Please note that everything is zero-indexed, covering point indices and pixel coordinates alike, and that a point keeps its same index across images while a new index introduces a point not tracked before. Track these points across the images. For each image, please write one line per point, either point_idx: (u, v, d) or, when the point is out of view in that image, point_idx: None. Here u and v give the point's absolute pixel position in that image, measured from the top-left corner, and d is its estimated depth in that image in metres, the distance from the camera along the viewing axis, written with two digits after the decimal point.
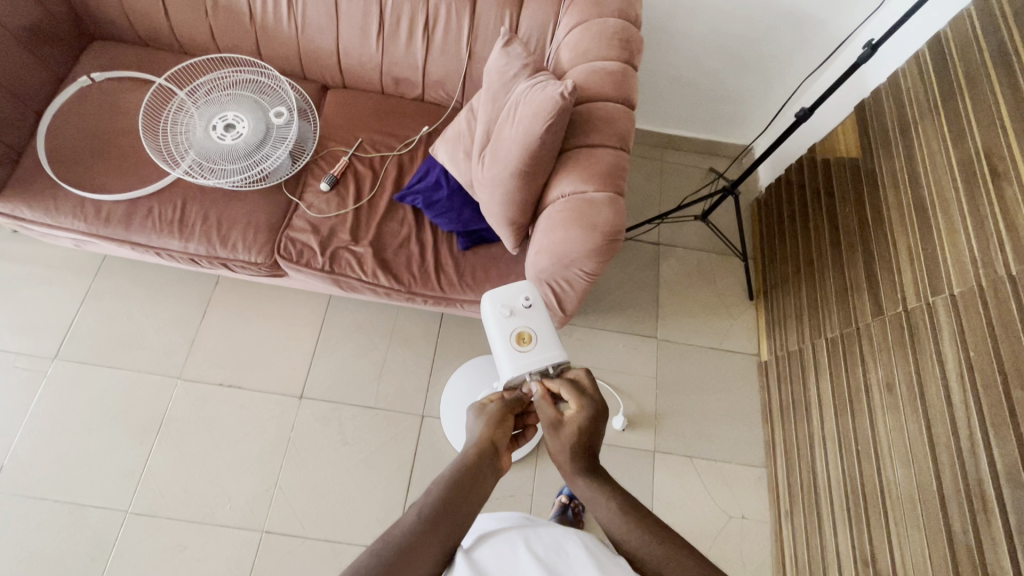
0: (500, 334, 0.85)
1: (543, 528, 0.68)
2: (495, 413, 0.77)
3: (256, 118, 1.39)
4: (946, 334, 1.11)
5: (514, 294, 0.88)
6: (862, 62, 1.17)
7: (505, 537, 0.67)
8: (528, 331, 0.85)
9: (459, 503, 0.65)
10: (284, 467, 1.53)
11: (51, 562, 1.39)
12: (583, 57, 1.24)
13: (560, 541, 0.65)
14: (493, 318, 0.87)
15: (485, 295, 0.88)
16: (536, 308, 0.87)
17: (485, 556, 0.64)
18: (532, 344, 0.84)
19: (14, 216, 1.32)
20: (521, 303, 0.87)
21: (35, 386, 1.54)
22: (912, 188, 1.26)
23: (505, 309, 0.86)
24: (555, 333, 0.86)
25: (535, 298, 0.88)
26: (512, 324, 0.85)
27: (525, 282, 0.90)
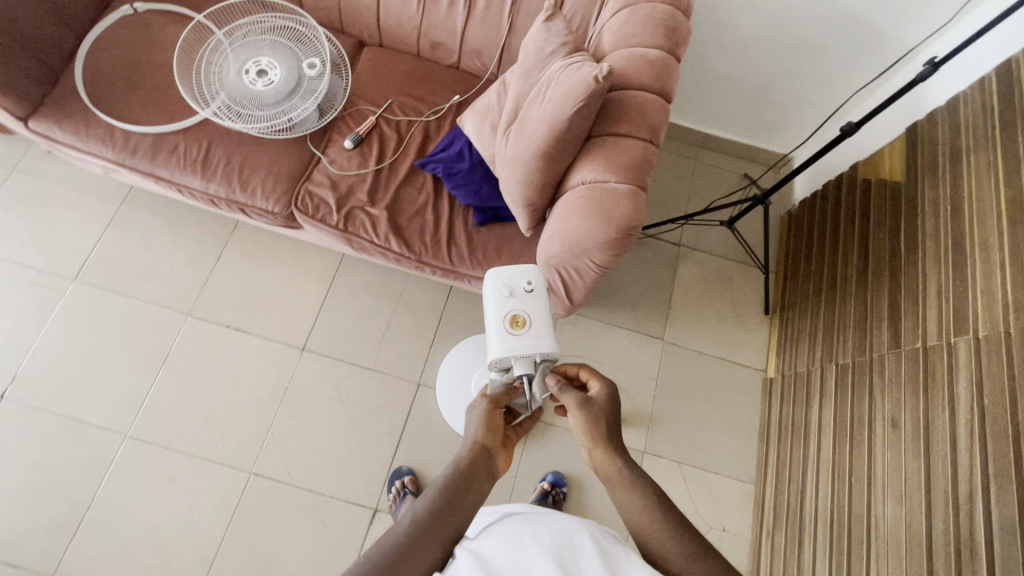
0: (496, 313, 0.83)
1: (549, 517, 0.66)
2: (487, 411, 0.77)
3: (289, 67, 1.38)
4: (963, 378, 1.06)
5: (517, 275, 0.86)
6: (919, 80, 1.09)
7: (509, 526, 0.65)
8: (523, 316, 0.84)
9: (454, 504, 0.64)
10: (279, 415, 1.57)
11: (52, 472, 1.46)
12: (624, 41, 1.19)
13: (568, 534, 0.62)
14: (492, 297, 0.85)
15: (489, 271, 0.86)
16: (537, 294, 0.86)
17: (492, 550, 0.62)
18: (525, 329, 0.83)
19: (46, 136, 1.34)
20: (523, 286, 0.86)
21: (53, 303, 1.60)
22: (953, 221, 1.19)
23: (506, 289, 0.85)
24: (551, 322, 0.85)
25: (538, 284, 0.87)
26: (510, 306, 0.84)
27: (530, 266, 0.88)
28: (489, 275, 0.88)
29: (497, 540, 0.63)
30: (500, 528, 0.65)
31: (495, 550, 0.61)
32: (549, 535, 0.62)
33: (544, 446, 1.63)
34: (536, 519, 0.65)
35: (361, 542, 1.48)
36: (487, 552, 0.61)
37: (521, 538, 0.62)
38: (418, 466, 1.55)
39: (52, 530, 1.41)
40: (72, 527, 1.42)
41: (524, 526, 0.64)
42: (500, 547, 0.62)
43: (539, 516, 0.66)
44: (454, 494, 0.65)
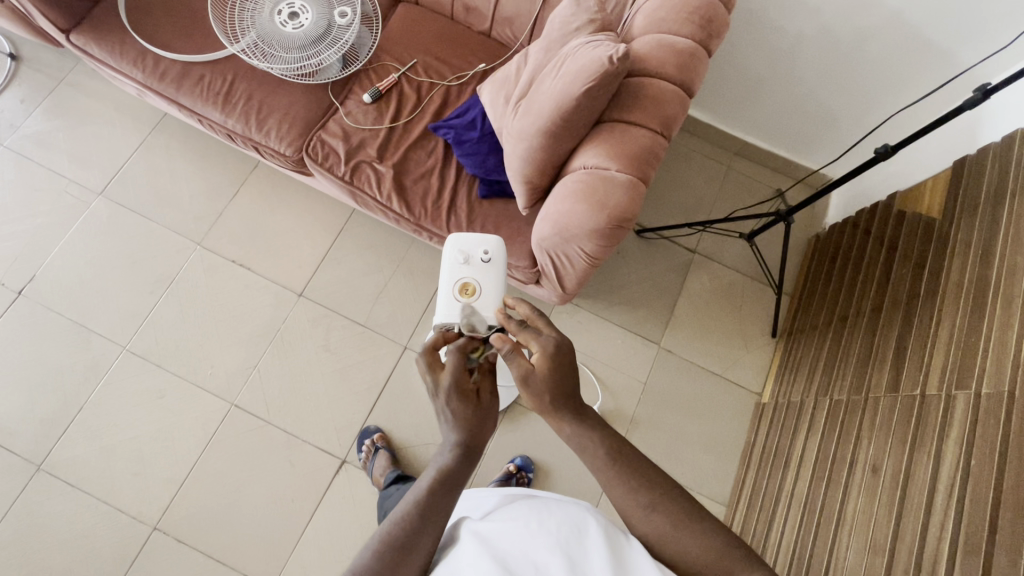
0: (448, 279, 0.88)
1: (556, 503, 0.68)
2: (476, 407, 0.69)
3: (320, 13, 1.37)
4: (954, 434, 0.99)
5: (475, 245, 0.90)
6: (967, 108, 1.00)
7: (518, 512, 0.68)
8: (473, 284, 0.87)
9: (437, 503, 0.63)
10: (268, 353, 1.61)
11: (54, 370, 1.55)
12: (654, 26, 1.13)
13: (573, 517, 0.65)
14: (449, 262, 0.89)
15: (449, 237, 0.91)
16: (493, 264, 0.89)
17: (496, 534, 0.65)
18: (473, 296, 0.86)
19: (85, 51, 1.39)
20: (479, 255, 0.89)
21: (78, 213, 1.68)
22: (980, 267, 1.10)
23: (461, 256, 0.88)
24: (500, 292, 0.88)
25: (495, 255, 0.90)
26: (463, 272, 0.88)
27: (491, 237, 0.91)
28: (450, 240, 0.92)
29: (504, 526, 0.66)
30: (510, 513, 0.69)
31: (503, 536, 0.64)
32: (555, 520, 0.65)
33: (519, 429, 1.62)
34: (543, 505, 0.68)
35: (325, 489, 1.52)
36: (495, 540, 0.64)
37: (528, 524, 0.65)
38: (391, 426, 1.58)
39: (45, 424, 1.51)
40: (64, 424, 1.51)
41: (532, 513, 0.66)
42: (507, 533, 0.65)
43: (547, 504, 0.68)
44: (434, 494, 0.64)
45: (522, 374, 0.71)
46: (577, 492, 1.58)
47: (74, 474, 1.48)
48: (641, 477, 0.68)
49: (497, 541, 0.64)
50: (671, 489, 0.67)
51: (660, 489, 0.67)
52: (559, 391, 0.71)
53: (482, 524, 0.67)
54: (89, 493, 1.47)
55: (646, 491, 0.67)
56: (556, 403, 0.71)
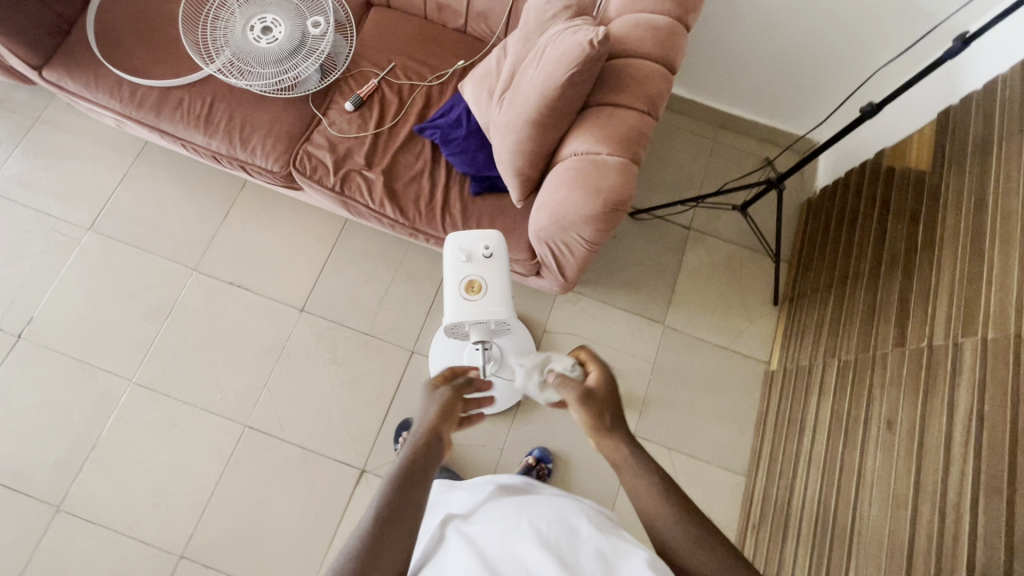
0: (452, 278, 0.85)
1: (545, 501, 0.71)
2: (447, 400, 0.75)
3: (294, 25, 1.37)
4: (965, 382, 1.00)
5: (475, 240, 0.87)
6: (947, 58, 1.00)
7: (506, 510, 0.70)
8: (478, 281, 0.85)
9: (406, 496, 0.63)
10: (276, 372, 1.61)
11: (62, 410, 1.54)
12: (630, 6, 1.13)
13: (564, 515, 0.68)
14: (451, 261, 0.86)
15: (448, 235, 0.88)
16: (495, 259, 0.86)
17: (485, 534, 0.67)
18: (479, 294, 0.85)
19: (59, 86, 1.38)
20: (481, 252, 0.86)
21: (69, 251, 1.66)
22: (974, 214, 1.11)
23: (463, 254, 0.85)
24: (506, 288, 0.86)
25: (497, 249, 0.87)
26: (467, 271, 0.85)
27: (490, 231, 0.88)
28: (449, 239, 0.89)
29: (492, 526, 0.68)
30: (497, 511, 0.71)
31: (492, 535, 0.67)
32: (545, 518, 0.67)
33: (533, 422, 1.63)
34: (531, 502, 0.71)
35: (346, 500, 1.52)
36: (483, 539, 0.67)
37: (517, 524, 0.67)
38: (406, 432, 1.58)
39: (60, 465, 1.50)
40: (79, 463, 1.50)
41: (520, 512, 0.69)
42: (496, 533, 0.67)
43: (535, 502, 0.71)
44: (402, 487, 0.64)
45: None
46: (598, 478, 1.59)
47: (94, 511, 1.47)
48: None
49: (486, 543, 0.66)
50: None
51: None
52: None
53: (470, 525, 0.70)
54: (111, 529, 1.46)
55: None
56: None
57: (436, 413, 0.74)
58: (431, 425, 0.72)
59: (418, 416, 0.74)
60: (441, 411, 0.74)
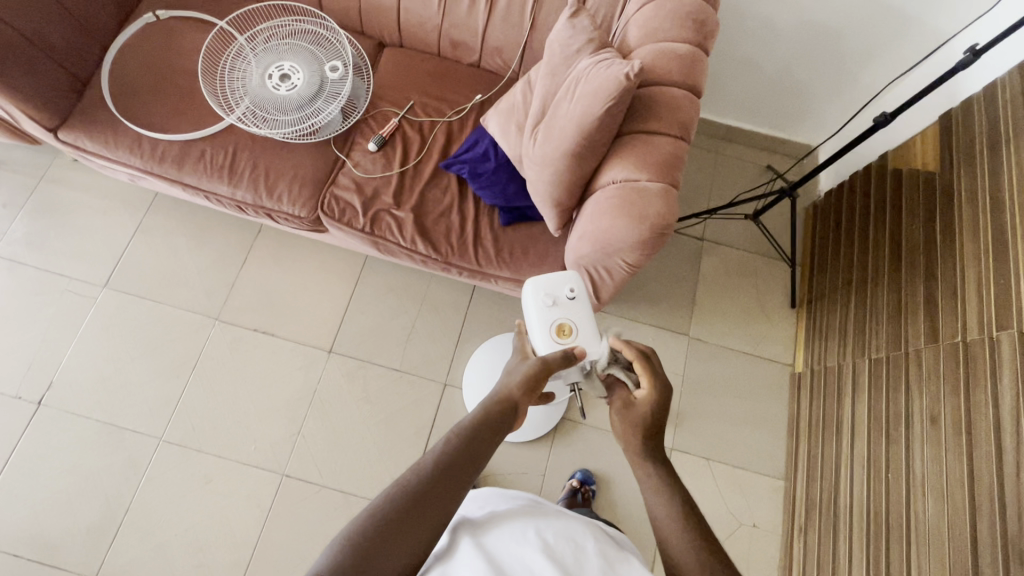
0: (542, 321, 0.89)
1: (554, 515, 0.71)
2: (533, 370, 0.78)
3: (312, 70, 1.38)
4: (1008, 373, 1.04)
5: (559, 284, 0.93)
6: (960, 69, 1.06)
7: (513, 519, 0.70)
8: (568, 324, 0.89)
9: (459, 461, 0.65)
10: (308, 416, 1.59)
11: (91, 475, 1.49)
12: (652, 36, 1.17)
13: (571, 532, 0.68)
14: (536, 304, 0.91)
15: (529, 282, 0.93)
16: (578, 301, 0.92)
17: (492, 539, 0.67)
18: (572, 337, 0.89)
19: (75, 146, 1.36)
20: (564, 294, 0.92)
21: (85, 309, 1.62)
22: (993, 211, 1.16)
23: (548, 298, 0.91)
24: (594, 328, 0.91)
25: (579, 291, 0.93)
26: (554, 314, 0.90)
27: (571, 275, 0.94)
28: (531, 284, 0.94)
29: (501, 532, 0.68)
30: (505, 518, 0.71)
31: (499, 544, 0.67)
32: (552, 531, 0.67)
33: (571, 444, 1.63)
34: (540, 514, 0.71)
35: None
36: (493, 543, 0.67)
37: (524, 533, 0.67)
38: None
39: (93, 532, 1.45)
40: (113, 529, 1.45)
41: (529, 521, 0.69)
42: (503, 542, 0.67)
43: (542, 514, 0.71)
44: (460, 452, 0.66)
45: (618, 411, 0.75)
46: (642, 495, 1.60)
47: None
48: None
49: (493, 548, 0.66)
50: None
51: None
52: None
53: (478, 527, 0.70)
54: None
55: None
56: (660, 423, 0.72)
57: (518, 375, 0.78)
58: (513, 391, 0.75)
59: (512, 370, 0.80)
60: (525, 376, 0.77)
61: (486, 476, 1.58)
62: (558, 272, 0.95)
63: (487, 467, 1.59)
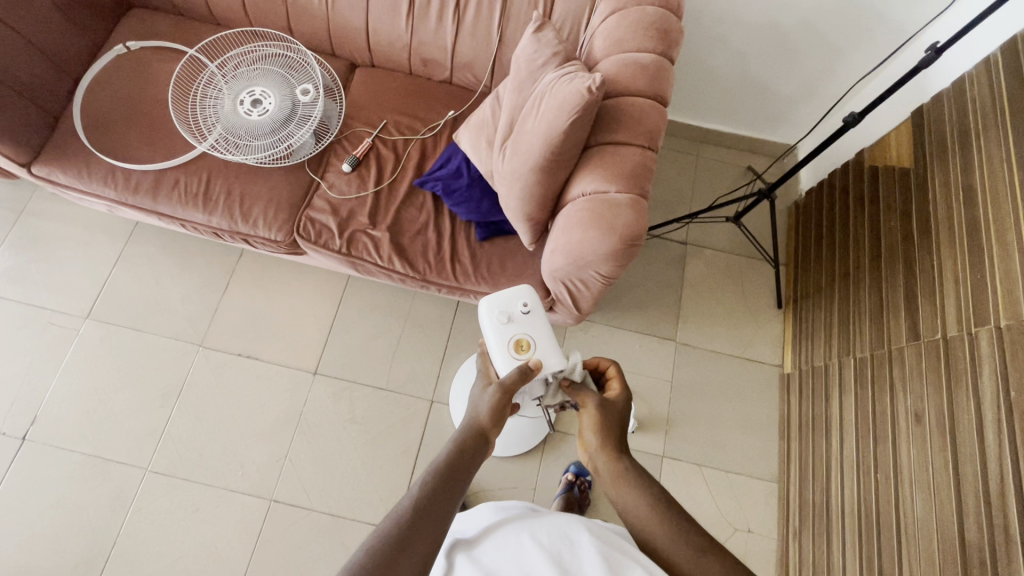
0: (500, 340, 0.89)
1: (547, 517, 0.71)
2: (496, 399, 0.78)
3: (283, 94, 1.38)
4: (987, 368, 1.03)
5: (512, 300, 0.93)
6: (923, 67, 1.07)
7: (508, 529, 0.70)
8: (526, 339, 0.89)
9: (437, 497, 0.65)
10: (296, 440, 1.58)
11: (77, 509, 1.48)
12: (616, 47, 1.17)
13: (565, 529, 0.68)
14: (492, 324, 0.91)
15: (482, 302, 0.93)
16: (534, 314, 0.92)
17: (489, 554, 0.67)
18: (530, 351, 0.88)
19: (49, 180, 1.36)
20: (519, 309, 0.92)
21: (68, 342, 1.62)
22: (966, 206, 1.16)
23: (503, 315, 0.91)
24: (552, 339, 0.90)
25: (533, 304, 0.93)
26: (510, 331, 0.90)
27: (522, 288, 0.95)
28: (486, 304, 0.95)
29: (497, 547, 0.68)
30: (501, 531, 0.71)
31: (496, 554, 0.67)
32: (546, 534, 0.67)
33: (562, 455, 1.62)
34: (534, 518, 0.71)
35: None
36: (489, 560, 0.67)
37: (521, 539, 0.67)
38: None
39: (81, 567, 1.43)
40: (101, 563, 1.44)
41: (523, 529, 0.69)
42: (499, 551, 0.67)
43: (536, 517, 0.71)
44: (436, 490, 0.66)
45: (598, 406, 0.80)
46: None
47: None
48: None
49: (490, 564, 0.66)
50: None
51: None
52: None
53: (475, 544, 0.70)
54: None
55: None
56: None
57: (484, 405, 0.77)
58: (482, 422, 0.75)
59: (476, 401, 0.79)
60: (491, 406, 0.77)
61: (477, 492, 1.56)
62: (511, 289, 0.95)
63: (477, 483, 1.57)
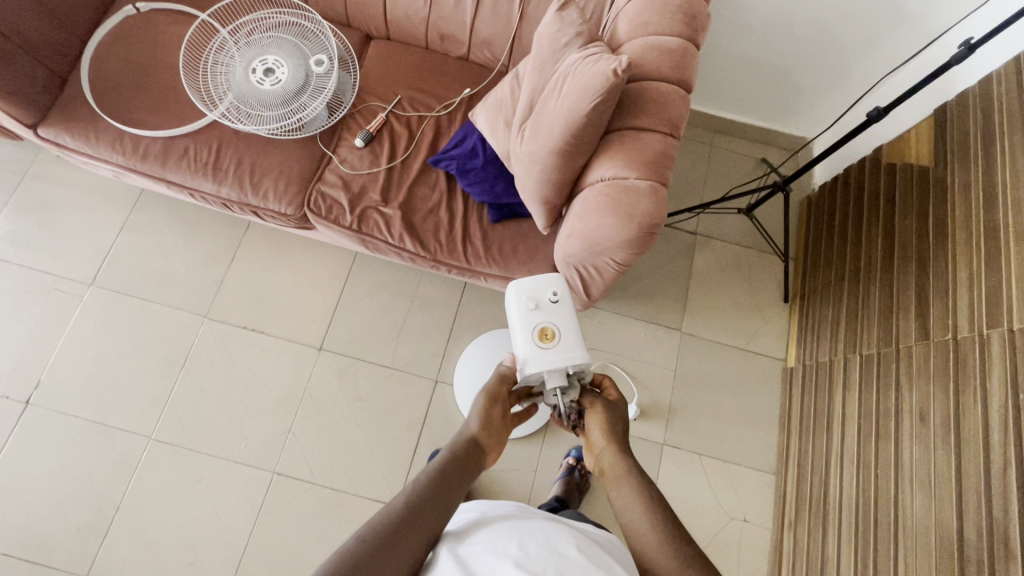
0: (524, 326, 0.88)
1: (537, 525, 0.69)
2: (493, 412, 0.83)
3: (296, 64, 1.35)
4: (997, 371, 1.04)
5: (542, 288, 0.92)
6: (954, 64, 1.05)
7: (497, 531, 0.68)
8: (551, 328, 0.88)
9: (440, 492, 0.70)
10: (299, 415, 1.58)
11: (80, 475, 1.49)
12: (641, 29, 1.15)
13: (554, 543, 0.66)
14: (519, 309, 0.90)
15: (512, 285, 0.92)
16: (562, 304, 0.91)
17: (473, 557, 0.66)
18: (554, 341, 0.87)
19: (56, 142, 1.34)
20: (548, 298, 0.91)
21: (72, 308, 1.61)
22: (986, 207, 1.15)
23: (531, 302, 0.90)
24: (576, 330, 0.89)
25: (562, 294, 0.92)
26: (537, 318, 0.89)
27: (553, 278, 0.93)
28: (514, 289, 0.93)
29: (483, 548, 0.66)
30: (489, 533, 0.68)
31: (479, 557, 0.65)
32: (535, 545, 0.65)
33: (563, 440, 1.63)
34: (525, 525, 0.69)
35: None
36: (473, 563, 0.65)
37: (506, 547, 0.65)
38: None
39: (84, 532, 1.45)
40: (103, 528, 1.45)
41: (512, 535, 0.67)
42: (484, 554, 0.65)
43: (527, 523, 0.69)
44: (436, 487, 0.70)
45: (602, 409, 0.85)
46: None
47: None
48: None
49: (474, 568, 0.64)
50: None
51: None
52: None
53: (459, 544, 0.68)
54: None
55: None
56: None
57: (474, 419, 0.81)
58: (475, 432, 0.80)
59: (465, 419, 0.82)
60: (481, 419, 0.81)
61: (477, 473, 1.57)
62: (542, 276, 0.94)
63: None
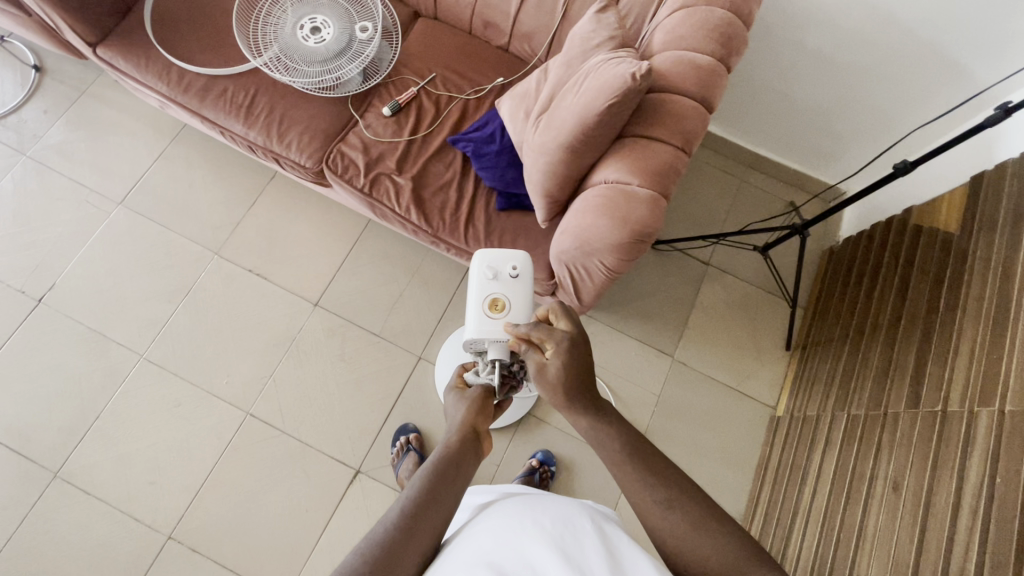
0: (477, 294, 0.89)
1: (550, 502, 0.69)
2: (474, 397, 0.80)
3: (342, 27, 1.40)
4: (978, 451, 0.98)
5: (503, 261, 0.92)
6: (988, 125, 1.01)
7: (511, 511, 0.68)
8: (503, 299, 0.89)
9: (445, 486, 0.65)
10: (283, 362, 1.62)
11: (72, 378, 1.57)
12: (673, 43, 1.14)
13: (568, 516, 0.66)
14: (477, 278, 0.91)
15: (477, 253, 0.92)
16: (521, 280, 0.91)
17: (488, 535, 0.65)
18: (503, 313, 0.88)
19: (110, 64, 1.43)
20: (508, 271, 0.91)
21: (98, 222, 1.70)
22: (1003, 282, 1.09)
23: (490, 272, 0.90)
24: (528, 309, 0.90)
25: (523, 270, 0.92)
26: (491, 288, 0.90)
27: (518, 254, 0.93)
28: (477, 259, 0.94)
29: (499, 525, 0.66)
30: (503, 514, 0.69)
31: (493, 535, 0.65)
32: (549, 517, 0.65)
33: (531, 440, 1.62)
34: (537, 503, 0.69)
35: (340, 498, 1.51)
36: (489, 539, 0.64)
37: (521, 522, 0.65)
38: (424, 426, 1.58)
39: (64, 431, 1.52)
40: (82, 432, 1.52)
41: (525, 511, 0.67)
42: (499, 530, 0.65)
43: (540, 502, 0.69)
44: (437, 486, 0.65)
45: (536, 367, 0.72)
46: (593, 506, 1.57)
47: (89, 482, 1.48)
48: (658, 476, 0.64)
49: (488, 544, 0.63)
50: (693, 492, 0.63)
51: (679, 487, 0.63)
52: (574, 397, 0.69)
53: (473, 528, 0.68)
54: (105, 502, 1.47)
55: (664, 489, 0.63)
56: (569, 406, 0.69)
57: (459, 411, 0.78)
58: (471, 421, 0.76)
59: (452, 419, 0.77)
60: (470, 407, 0.78)
61: None
62: (507, 250, 0.94)
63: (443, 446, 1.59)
